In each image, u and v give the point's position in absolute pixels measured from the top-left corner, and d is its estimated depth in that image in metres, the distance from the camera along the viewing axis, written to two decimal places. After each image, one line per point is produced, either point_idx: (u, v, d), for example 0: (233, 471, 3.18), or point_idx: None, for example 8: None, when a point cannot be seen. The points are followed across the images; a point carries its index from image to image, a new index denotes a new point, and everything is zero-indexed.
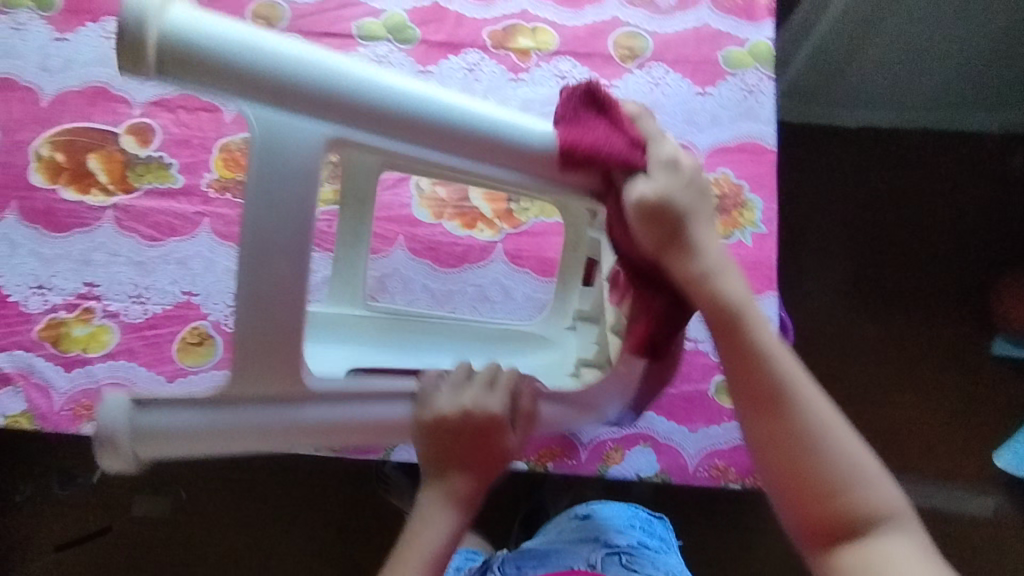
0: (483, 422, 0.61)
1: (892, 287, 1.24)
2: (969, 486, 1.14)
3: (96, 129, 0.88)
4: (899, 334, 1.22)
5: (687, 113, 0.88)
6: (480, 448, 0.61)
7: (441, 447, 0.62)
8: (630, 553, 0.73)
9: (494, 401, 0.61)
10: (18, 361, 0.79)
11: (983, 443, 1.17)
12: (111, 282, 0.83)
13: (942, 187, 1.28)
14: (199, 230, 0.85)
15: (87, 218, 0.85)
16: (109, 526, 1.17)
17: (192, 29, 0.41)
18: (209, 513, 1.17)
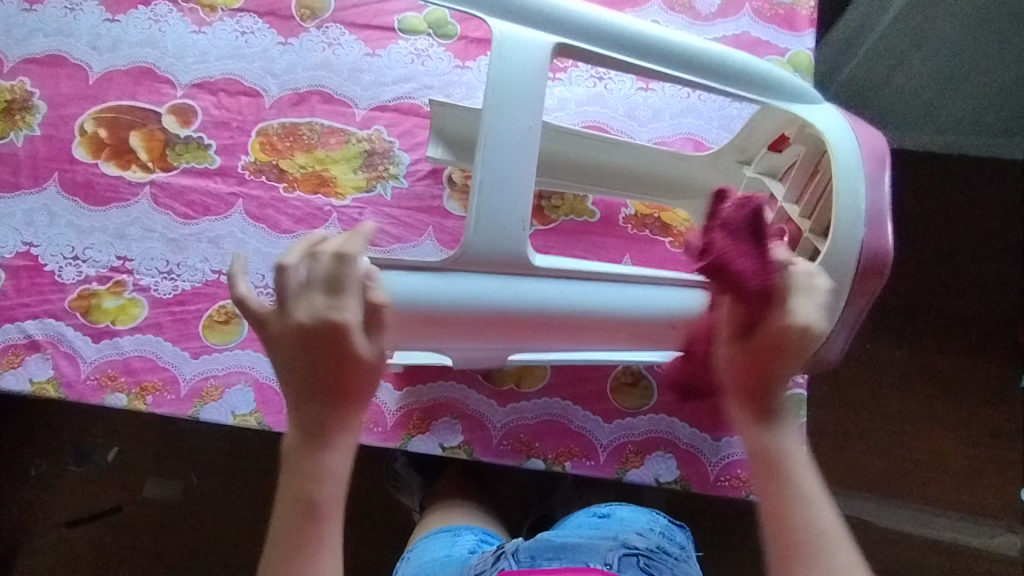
0: (327, 336, 0.52)
1: (930, 317, 1.16)
2: (996, 522, 1.10)
3: (140, 108, 0.90)
4: (934, 365, 1.15)
5: (724, 119, 0.88)
6: (332, 361, 0.53)
7: (298, 368, 0.54)
8: (648, 556, 0.71)
9: (345, 311, 0.52)
10: (48, 329, 0.81)
11: (1014, 479, 1.11)
12: (144, 257, 0.84)
13: (988, 211, 1.19)
14: (232, 210, 0.86)
15: (125, 193, 0.86)
16: (121, 505, 1.17)
17: (414, 295, 0.59)
18: (219, 498, 1.17)
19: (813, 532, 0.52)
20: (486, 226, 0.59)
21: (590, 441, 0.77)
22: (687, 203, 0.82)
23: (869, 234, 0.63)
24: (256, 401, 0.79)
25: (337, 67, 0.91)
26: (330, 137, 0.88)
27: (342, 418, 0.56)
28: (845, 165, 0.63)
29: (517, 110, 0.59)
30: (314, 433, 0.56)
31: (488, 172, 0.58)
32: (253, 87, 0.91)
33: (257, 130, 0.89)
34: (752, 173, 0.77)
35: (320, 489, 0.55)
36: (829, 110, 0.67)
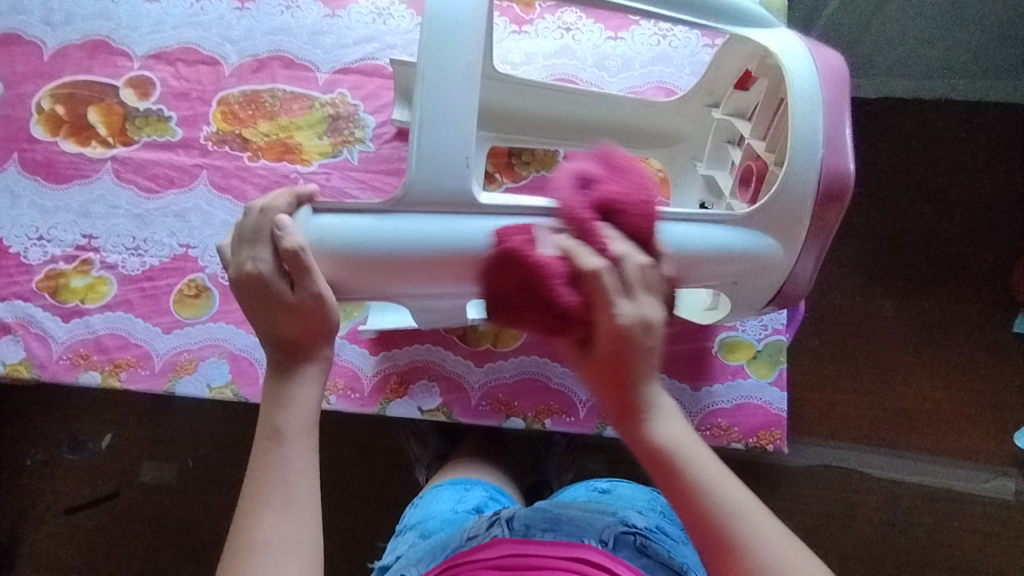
0: (252, 285, 0.52)
1: (915, 265, 1.15)
2: (985, 467, 1.09)
3: (97, 82, 0.87)
4: (920, 313, 1.14)
5: (696, 66, 0.85)
6: (263, 307, 0.53)
7: (254, 310, 0.53)
8: (647, 536, 0.65)
9: (260, 259, 0.52)
10: (18, 311, 0.80)
11: (1003, 422, 1.11)
12: (110, 234, 0.82)
13: (976, 153, 1.17)
14: (197, 181, 0.84)
15: (86, 170, 0.84)
16: (117, 491, 1.18)
17: (333, 226, 0.53)
18: (212, 479, 1.17)
19: (726, 512, 0.46)
20: (427, 163, 0.53)
21: (569, 397, 0.76)
22: (661, 151, 0.80)
23: (830, 160, 0.57)
24: (231, 373, 0.78)
25: (296, 31, 0.89)
26: (293, 103, 0.86)
27: (301, 359, 0.54)
28: (800, 93, 0.57)
29: (453, 47, 0.53)
30: (274, 375, 0.54)
31: (423, 111, 0.53)
32: (211, 55, 0.88)
33: (218, 99, 0.87)
34: (720, 115, 0.74)
35: (288, 418, 0.52)
36: (788, 40, 0.60)
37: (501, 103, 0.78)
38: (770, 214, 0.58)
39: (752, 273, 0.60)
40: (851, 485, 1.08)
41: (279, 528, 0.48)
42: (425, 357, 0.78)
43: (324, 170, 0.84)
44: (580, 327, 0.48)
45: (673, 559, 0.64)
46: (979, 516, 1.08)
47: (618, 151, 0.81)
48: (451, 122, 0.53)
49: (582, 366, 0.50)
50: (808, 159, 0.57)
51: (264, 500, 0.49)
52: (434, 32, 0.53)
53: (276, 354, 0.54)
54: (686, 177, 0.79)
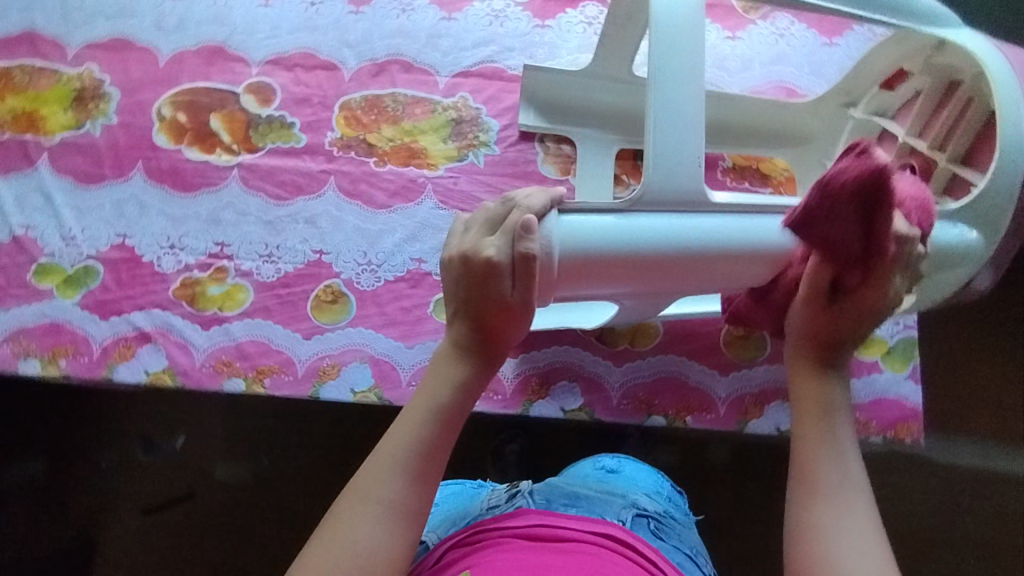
0: (481, 267, 0.55)
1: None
2: None
3: (216, 88, 0.87)
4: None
5: (814, 64, 0.86)
6: (483, 292, 0.55)
7: (469, 290, 0.56)
8: (658, 520, 0.67)
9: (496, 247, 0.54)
10: (157, 320, 0.81)
11: None
12: (242, 241, 0.83)
13: None
14: (326, 188, 0.84)
15: (213, 177, 0.85)
16: (192, 491, 1.06)
17: (578, 226, 0.55)
18: (291, 475, 1.06)
19: (802, 526, 0.50)
20: (662, 164, 0.56)
21: (709, 395, 0.78)
22: (789, 150, 0.81)
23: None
24: (374, 377, 0.79)
25: (413, 34, 0.89)
26: (415, 107, 0.86)
27: (472, 351, 0.56)
28: (1001, 82, 0.60)
29: (679, 53, 0.57)
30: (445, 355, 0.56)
31: (658, 110, 0.57)
32: (329, 60, 0.88)
33: (340, 104, 0.87)
34: (861, 114, 0.76)
35: (447, 398, 0.54)
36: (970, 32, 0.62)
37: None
38: (977, 208, 0.60)
39: (935, 266, 0.60)
40: (971, 494, 0.95)
41: (401, 491, 0.49)
42: (564, 358, 0.79)
43: (452, 174, 0.85)
44: (856, 272, 0.56)
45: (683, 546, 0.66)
46: None
47: (744, 151, 0.81)
48: (684, 123, 0.57)
49: (809, 311, 0.60)
50: (1016, 151, 0.59)
51: (404, 463, 0.51)
52: (659, 47, 0.57)
53: (463, 338, 0.56)
54: (816, 176, 0.80)
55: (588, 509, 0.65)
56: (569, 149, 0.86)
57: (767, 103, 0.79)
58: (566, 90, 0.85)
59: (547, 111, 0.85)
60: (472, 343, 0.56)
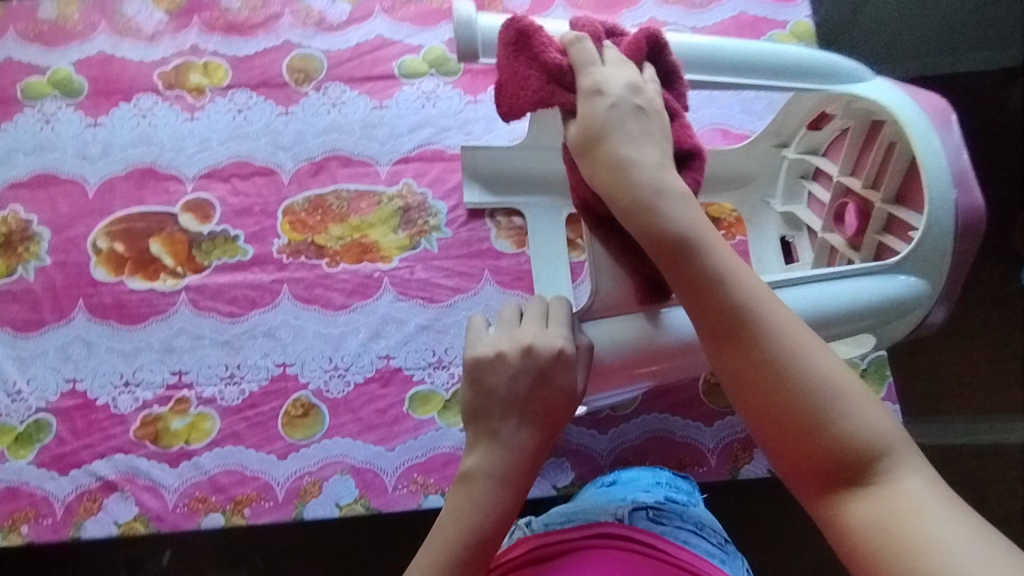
0: (546, 362, 0.55)
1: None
2: None
3: (152, 211, 0.85)
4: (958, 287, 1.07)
5: (744, 103, 0.88)
6: (541, 390, 0.54)
7: (509, 384, 0.54)
8: (657, 508, 0.65)
9: (555, 337, 0.56)
10: (121, 466, 0.76)
11: None
12: (200, 367, 0.80)
13: None
14: (280, 298, 0.82)
15: (161, 305, 0.82)
16: None
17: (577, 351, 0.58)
18: None
19: (823, 392, 0.45)
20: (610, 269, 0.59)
21: (697, 447, 0.78)
22: (734, 193, 0.82)
23: (962, 196, 0.61)
24: (358, 487, 0.76)
25: (348, 127, 0.88)
26: (360, 201, 0.85)
27: (532, 457, 0.53)
28: (908, 120, 0.63)
29: None
30: (476, 478, 0.52)
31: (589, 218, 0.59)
32: (265, 165, 0.87)
33: (283, 209, 0.85)
34: (795, 154, 0.78)
35: (484, 524, 0.50)
36: (883, 83, 0.66)
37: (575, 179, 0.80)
38: (916, 256, 0.62)
39: (886, 318, 0.63)
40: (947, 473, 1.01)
41: None
42: None
43: (407, 264, 0.83)
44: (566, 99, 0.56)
45: (686, 525, 0.64)
46: None
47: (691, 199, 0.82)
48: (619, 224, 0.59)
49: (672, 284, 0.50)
50: (944, 195, 0.61)
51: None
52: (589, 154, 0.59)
53: (530, 444, 0.53)
54: (762, 214, 0.82)
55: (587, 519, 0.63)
56: (520, 220, 0.85)
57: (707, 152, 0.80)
58: (507, 162, 0.83)
59: (492, 184, 0.85)
60: (508, 477, 0.52)
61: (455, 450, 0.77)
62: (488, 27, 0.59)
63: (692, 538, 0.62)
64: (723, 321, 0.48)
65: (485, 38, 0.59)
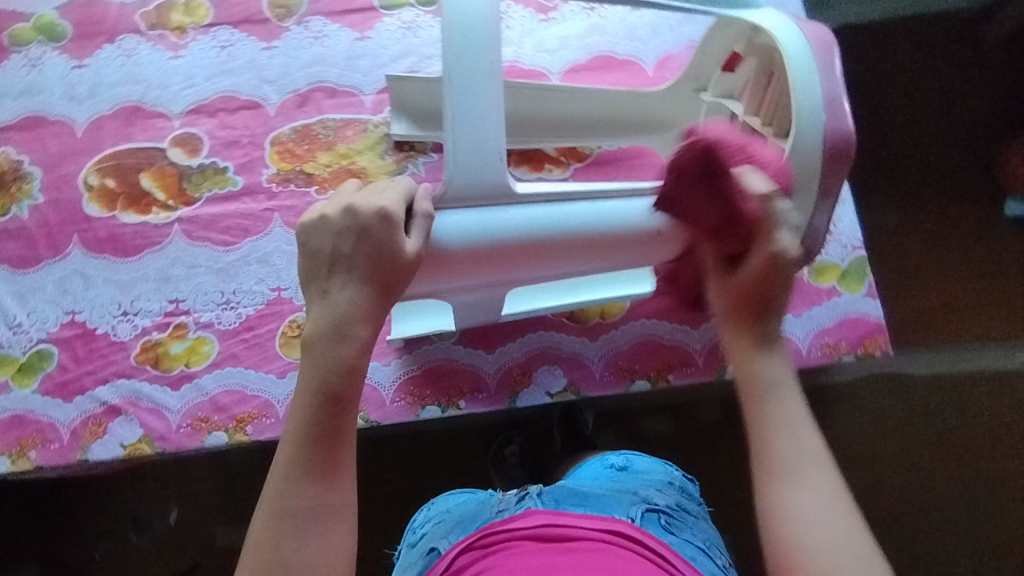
0: (371, 219, 0.49)
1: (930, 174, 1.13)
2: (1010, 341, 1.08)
3: (141, 148, 0.86)
4: (937, 220, 1.11)
5: None
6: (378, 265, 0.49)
7: (342, 248, 0.49)
8: (669, 514, 0.68)
9: (385, 200, 0.50)
10: (123, 390, 0.78)
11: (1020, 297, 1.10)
12: (197, 294, 0.81)
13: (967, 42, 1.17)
14: (272, 225, 0.84)
15: (155, 237, 0.83)
16: (196, 563, 1.01)
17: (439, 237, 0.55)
18: None
19: (796, 460, 0.46)
20: (463, 165, 0.54)
21: (684, 350, 0.80)
22: (656, 139, 0.83)
23: (831, 121, 0.62)
24: None
25: (331, 59, 0.89)
26: (346, 130, 0.87)
27: (368, 312, 0.48)
28: (793, 55, 0.62)
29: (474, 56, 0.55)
30: (313, 344, 0.47)
31: (454, 119, 0.54)
32: (252, 99, 0.88)
33: (271, 140, 0.86)
34: (709, 99, 0.77)
35: (334, 380, 0.46)
36: (771, 12, 0.65)
37: (556, 112, 0.82)
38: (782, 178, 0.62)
39: None
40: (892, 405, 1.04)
41: (309, 494, 0.44)
42: (541, 344, 0.80)
43: None
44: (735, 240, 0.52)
45: (695, 537, 0.66)
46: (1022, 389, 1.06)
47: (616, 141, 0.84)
48: (481, 124, 0.55)
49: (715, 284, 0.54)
50: (814, 121, 0.61)
51: (301, 462, 0.45)
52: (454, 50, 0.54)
53: (363, 301, 0.48)
54: None
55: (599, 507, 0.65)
56: None
57: (625, 96, 0.81)
58: None
59: (420, 119, 0.85)
60: (344, 334, 0.47)
61: (449, 361, 0.80)
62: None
63: (699, 555, 0.63)
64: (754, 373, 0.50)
65: None
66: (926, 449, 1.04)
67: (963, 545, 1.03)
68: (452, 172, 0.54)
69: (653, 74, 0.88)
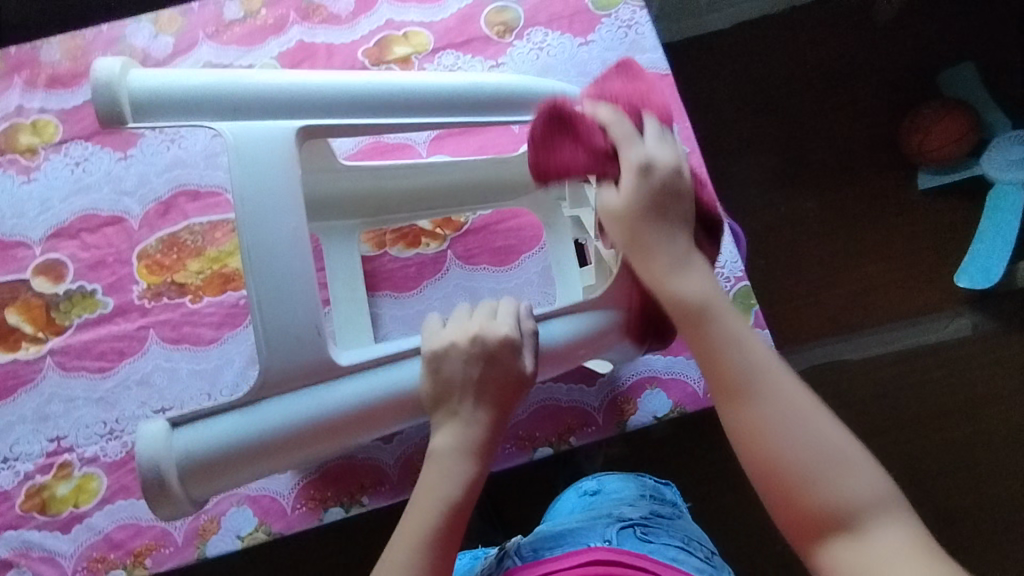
0: (496, 346, 0.56)
1: (853, 153, 1.22)
2: (936, 313, 1.16)
3: (3, 282, 0.83)
4: (848, 202, 1.20)
5: (579, 66, 0.90)
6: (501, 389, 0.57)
7: (440, 388, 0.56)
8: (644, 524, 0.69)
9: (500, 324, 0.57)
10: (13, 542, 0.75)
11: (938, 273, 1.17)
12: (78, 428, 0.79)
13: (841, 52, 1.24)
14: (149, 343, 0.81)
15: (27, 374, 0.80)
16: None
17: (196, 446, 0.54)
18: None
19: (807, 450, 0.50)
20: (276, 343, 0.55)
21: (583, 409, 0.80)
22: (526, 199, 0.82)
23: None
24: (257, 515, 0.76)
25: (191, 161, 0.87)
26: (215, 232, 0.84)
27: (493, 431, 0.56)
28: None
29: (269, 200, 0.55)
30: (442, 457, 0.55)
31: (260, 286, 0.55)
32: (113, 214, 0.85)
33: (137, 255, 0.84)
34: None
35: (457, 495, 0.54)
36: None
37: (414, 184, 0.78)
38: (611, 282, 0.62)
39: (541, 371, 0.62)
40: (832, 392, 1.13)
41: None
42: None
43: None
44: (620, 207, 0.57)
45: (674, 539, 0.68)
46: (952, 357, 1.14)
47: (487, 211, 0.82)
48: (290, 287, 0.55)
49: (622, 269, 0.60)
50: None
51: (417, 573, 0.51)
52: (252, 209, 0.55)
53: (487, 423, 0.56)
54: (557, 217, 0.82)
55: (576, 540, 0.66)
56: None
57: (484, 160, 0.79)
58: None
59: None
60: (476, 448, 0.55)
61: (348, 459, 0.78)
62: (140, 81, 0.55)
63: (680, 556, 0.65)
64: (731, 377, 0.52)
65: (133, 99, 0.55)
66: (873, 427, 1.12)
67: (980, 477, 1.11)
68: (264, 358, 0.55)
69: (519, 130, 0.88)
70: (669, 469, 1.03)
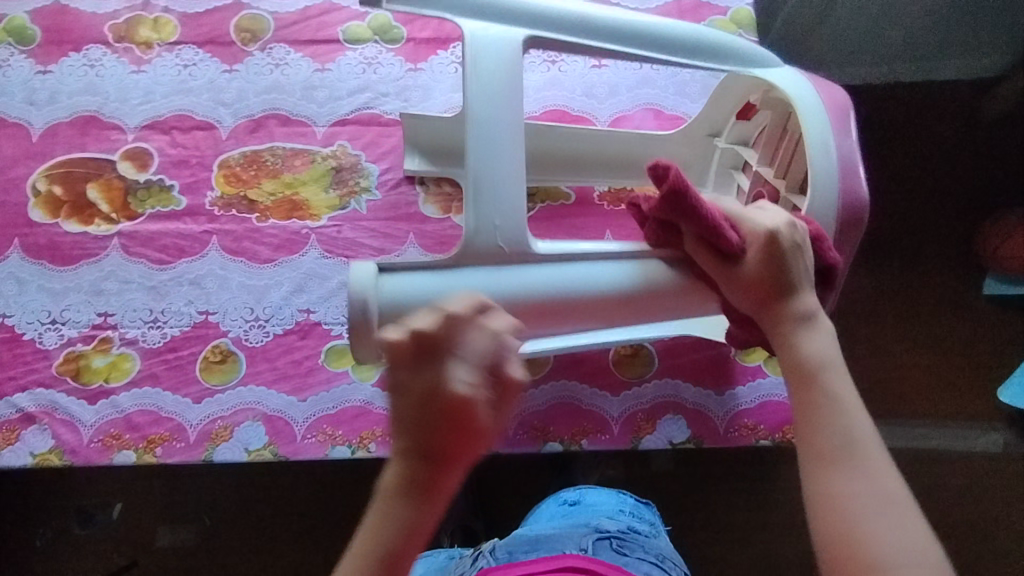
0: None
1: (923, 242, 1.19)
2: (975, 421, 1.12)
3: (92, 158, 0.87)
4: (908, 283, 1.17)
5: (678, 85, 0.93)
6: None
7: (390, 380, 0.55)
8: (621, 537, 0.68)
9: None
10: (40, 399, 0.79)
11: (984, 380, 1.14)
12: (125, 310, 0.82)
13: (936, 141, 1.21)
14: (208, 248, 0.84)
15: (93, 248, 0.84)
16: (134, 561, 1.00)
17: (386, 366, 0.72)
18: (233, 538, 1.00)
19: (898, 546, 0.43)
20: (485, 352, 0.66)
21: (601, 416, 0.80)
22: None
23: (847, 187, 0.65)
24: (268, 434, 0.79)
25: (289, 87, 0.90)
26: (295, 159, 0.88)
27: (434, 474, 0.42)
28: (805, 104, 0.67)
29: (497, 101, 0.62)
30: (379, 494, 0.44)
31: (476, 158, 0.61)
32: (206, 120, 0.89)
33: (219, 163, 0.87)
34: (724, 144, 0.82)
35: (391, 542, 0.43)
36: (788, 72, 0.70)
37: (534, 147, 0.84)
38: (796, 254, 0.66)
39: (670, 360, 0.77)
40: None
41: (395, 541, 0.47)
42: None
43: (336, 223, 0.86)
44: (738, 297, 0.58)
45: (649, 556, 0.67)
46: (982, 468, 1.10)
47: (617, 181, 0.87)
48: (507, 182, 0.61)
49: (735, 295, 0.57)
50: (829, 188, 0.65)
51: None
52: (477, 125, 0.61)
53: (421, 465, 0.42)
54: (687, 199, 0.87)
55: (552, 547, 0.65)
56: (449, 186, 0.88)
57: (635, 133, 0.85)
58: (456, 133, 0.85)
59: (433, 155, 0.87)
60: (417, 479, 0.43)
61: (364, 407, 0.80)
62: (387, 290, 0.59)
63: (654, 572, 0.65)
64: (840, 435, 0.47)
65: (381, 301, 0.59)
66: None
67: None
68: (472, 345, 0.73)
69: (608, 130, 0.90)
70: (665, 501, 1.02)
